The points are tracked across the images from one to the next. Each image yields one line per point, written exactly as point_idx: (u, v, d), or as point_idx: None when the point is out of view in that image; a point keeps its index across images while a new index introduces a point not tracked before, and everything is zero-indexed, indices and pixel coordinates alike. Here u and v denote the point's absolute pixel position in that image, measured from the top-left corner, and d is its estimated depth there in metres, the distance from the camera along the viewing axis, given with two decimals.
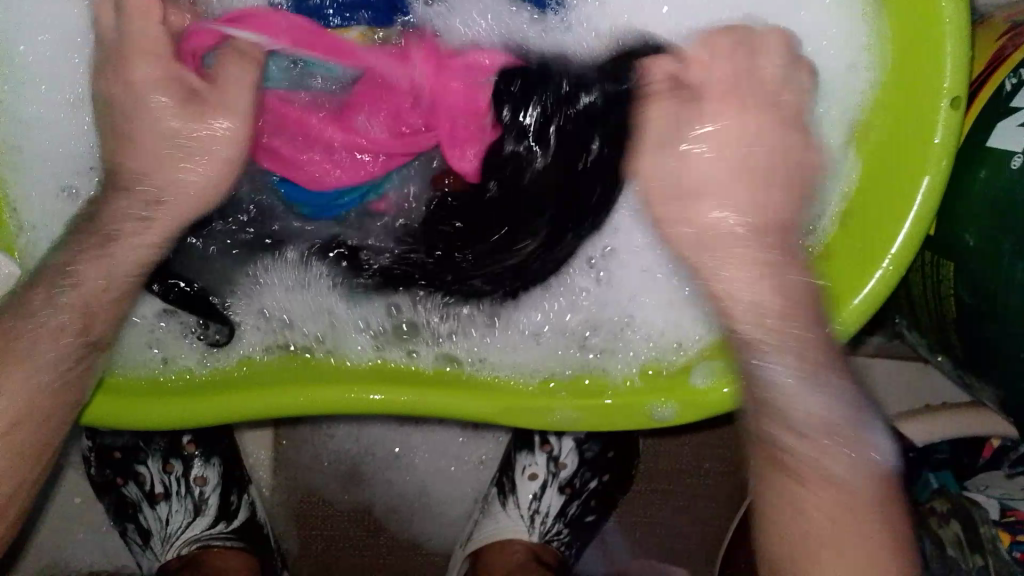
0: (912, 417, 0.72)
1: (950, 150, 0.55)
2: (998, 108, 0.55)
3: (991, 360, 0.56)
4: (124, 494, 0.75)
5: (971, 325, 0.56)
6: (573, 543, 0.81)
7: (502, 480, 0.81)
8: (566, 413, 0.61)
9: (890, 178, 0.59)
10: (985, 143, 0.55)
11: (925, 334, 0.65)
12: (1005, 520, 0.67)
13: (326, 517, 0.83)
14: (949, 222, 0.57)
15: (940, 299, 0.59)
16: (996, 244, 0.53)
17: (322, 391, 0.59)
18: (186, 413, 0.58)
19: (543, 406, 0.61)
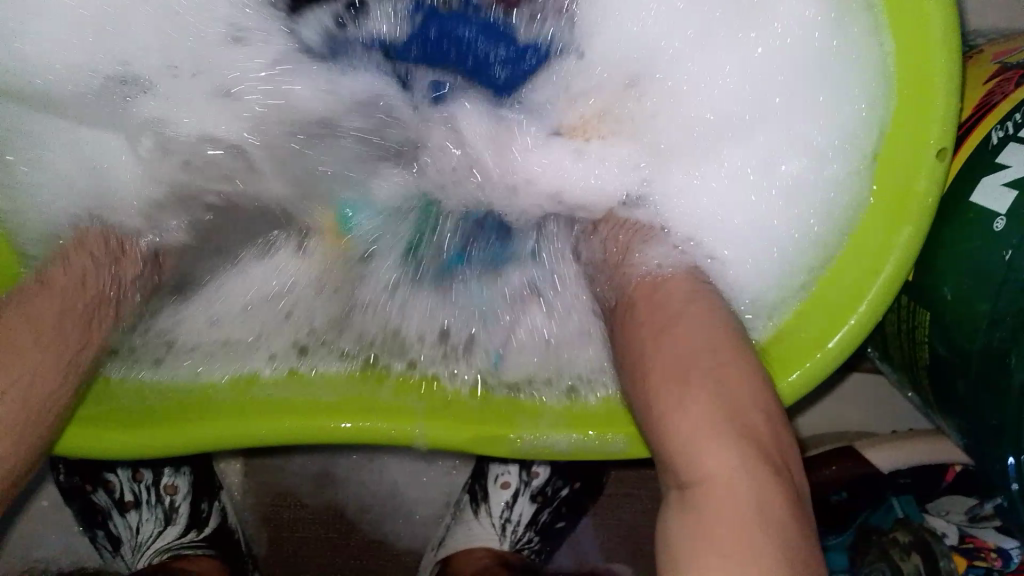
0: (880, 443, 0.73)
1: (933, 201, 0.55)
2: (982, 163, 0.55)
3: (961, 409, 0.56)
4: (93, 501, 0.75)
5: (944, 375, 0.56)
6: (543, 549, 0.82)
7: (474, 487, 0.81)
8: (558, 439, 0.60)
9: (872, 225, 0.58)
10: (966, 198, 0.55)
11: (895, 368, 0.66)
12: (963, 546, 0.69)
13: (298, 516, 0.83)
14: (927, 272, 0.57)
15: (915, 343, 0.60)
16: (972, 301, 0.53)
17: (276, 420, 0.59)
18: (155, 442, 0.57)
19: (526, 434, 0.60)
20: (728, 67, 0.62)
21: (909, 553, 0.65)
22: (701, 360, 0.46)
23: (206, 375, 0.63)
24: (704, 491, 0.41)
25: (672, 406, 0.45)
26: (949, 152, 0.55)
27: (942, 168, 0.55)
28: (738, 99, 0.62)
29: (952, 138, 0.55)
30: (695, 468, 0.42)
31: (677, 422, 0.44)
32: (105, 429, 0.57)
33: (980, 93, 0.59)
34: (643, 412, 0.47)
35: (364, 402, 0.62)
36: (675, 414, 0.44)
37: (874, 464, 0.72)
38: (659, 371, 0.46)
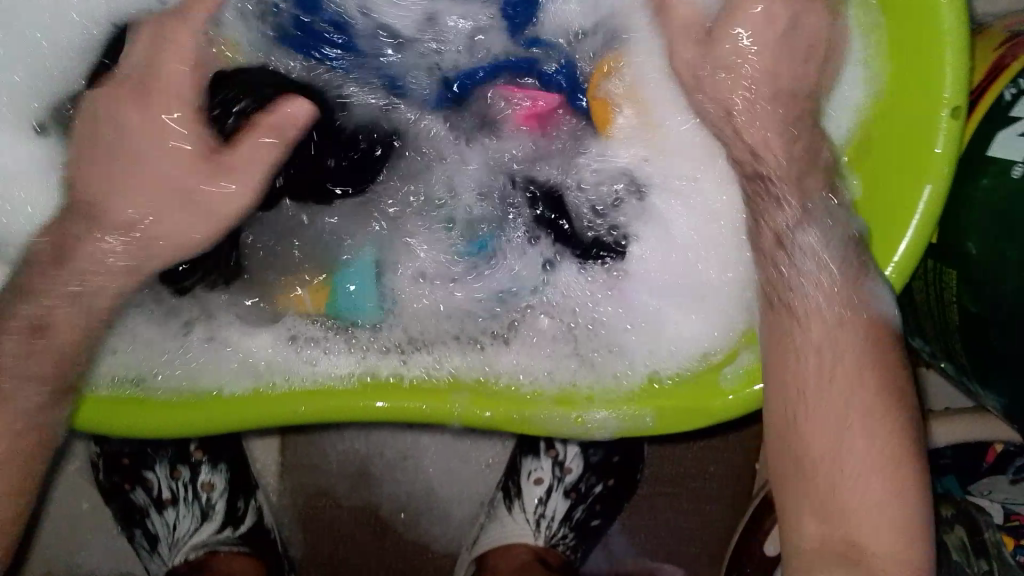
0: (919, 423, 0.71)
1: (951, 160, 0.56)
2: (997, 118, 0.56)
3: (995, 366, 0.56)
4: (133, 499, 0.76)
5: (974, 332, 0.56)
6: (579, 546, 0.81)
7: (508, 483, 0.81)
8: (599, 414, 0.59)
9: (886, 190, 0.59)
10: (984, 153, 0.56)
11: (927, 340, 0.65)
12: (1008, 525, 0.68)
13: (333, 518, 0.83)
14: (952, 230, 0.57)
15: (943, 306, 0.60)
16: (997, 251, 0.53)
17: (327, 399, 0.58)
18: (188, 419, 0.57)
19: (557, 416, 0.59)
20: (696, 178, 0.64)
21: (953, 526, 0.64)
22: (833, 402, 0.52)
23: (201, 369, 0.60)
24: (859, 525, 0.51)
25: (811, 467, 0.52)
26: (964, 110, 0.56)
27: (959, 126, 0.56)
28: (693, 132, 0.64)
29: (966, 96, 0.56)
30: (852, 514, 0.51)
31: (825, 480, 0.52)
32: (136, 405, 0.57)
33: (992, 55, 0.60)
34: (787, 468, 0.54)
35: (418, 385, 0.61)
36: (815, 486, 0.53)
37: None
38: (818, 447, 0.52)
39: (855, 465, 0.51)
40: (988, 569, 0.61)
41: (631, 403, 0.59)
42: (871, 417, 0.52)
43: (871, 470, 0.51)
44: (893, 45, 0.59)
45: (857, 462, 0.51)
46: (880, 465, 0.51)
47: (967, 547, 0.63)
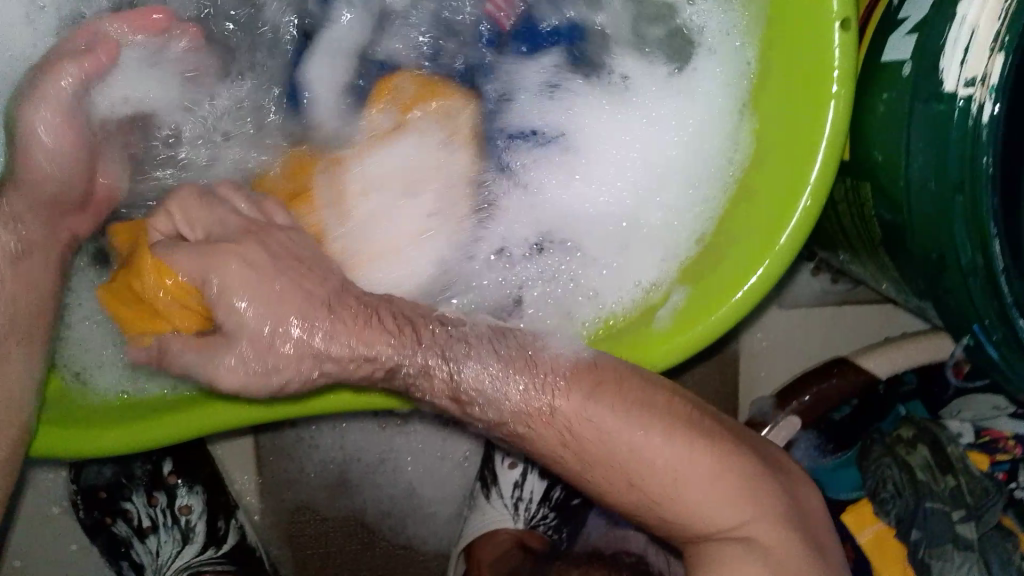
0: (874, 351, 0.71)
1: (848, 73, 0.56)
2: (888, 26, 0.56)
3: (918, 273, 0.55)
4: (115, 532, 0.76)
5: (895, 240, 0.56)
6: (562, 527, 0.80)
7: (483, 473, 0.80)
8: None
9: (772, 150, 0.60)
10: (879, 62, 0.56)
11: (865, 263, 0.65)
12: (981, 442, 0.66)
13: (320, 532, 0.84)
14: (860, 144, 0.57)
15: (866, 222, 0.60)
16: (897, 152, 0.53)
17: (256, 406, 0.54)
18: (117, 441, 0.54)
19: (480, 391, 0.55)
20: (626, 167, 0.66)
21: (916, 447, 0.63)
22: (628, 429, 0.52)
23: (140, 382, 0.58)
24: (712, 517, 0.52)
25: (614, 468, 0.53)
26: (853, 22, 0.56)
27: (851, 39, 0.56)
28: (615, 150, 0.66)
29: (854, 9, 0.56)
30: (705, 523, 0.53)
31: (632, 488, 0.53)
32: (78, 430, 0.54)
33: None
34: (600, 492, 0.54)
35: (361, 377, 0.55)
36: (639, 500, 0.53)
37: (871, 371, 0.69)
38: (656, 473, 0.52)
39: (622, 462, 0.52)
40: (954, 484, 0.60)
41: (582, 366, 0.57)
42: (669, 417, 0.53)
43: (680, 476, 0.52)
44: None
45: (624, 463, 0.52)
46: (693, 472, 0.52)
47: (932, 464, 0.62)
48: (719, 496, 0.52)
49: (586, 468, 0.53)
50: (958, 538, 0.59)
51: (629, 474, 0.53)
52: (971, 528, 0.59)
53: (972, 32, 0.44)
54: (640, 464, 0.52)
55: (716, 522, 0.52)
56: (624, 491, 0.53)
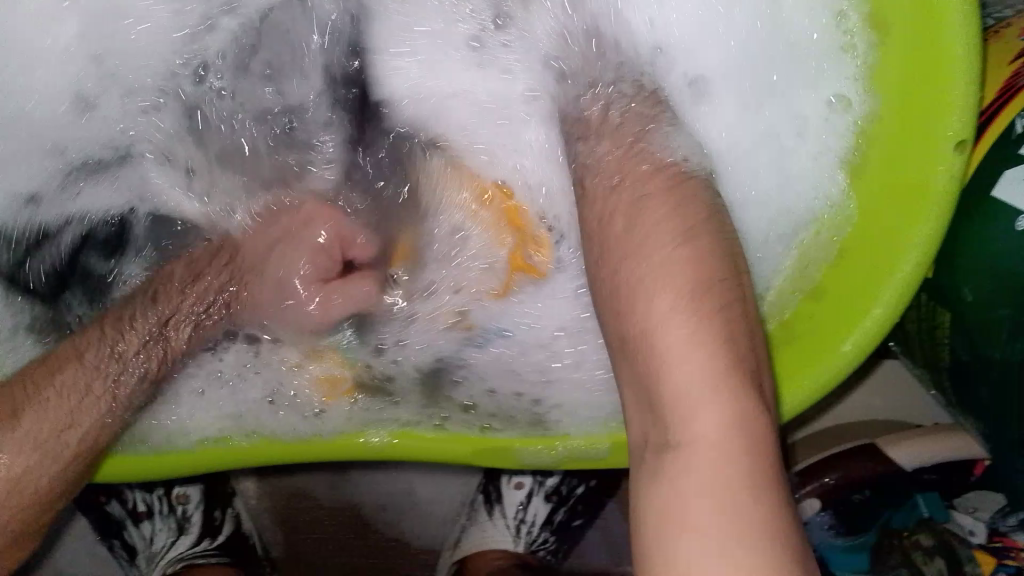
0: (904, 439, 0.69)
1: (953, 196, 0.51)
2: (1006, 153, 0.51)
3: (988, 416, 0.53)
4: (108, 512, 0.75)
5: (966, 380, 0.54)
6: (558, 548, 0.81)
7: (487, 488, 0.80)
8: (540, 452, 0.60)
9: (889, 197, 0.55)
10: (989, 191, 0.51)
11: (919, 366, 0.62)
12: (991, 546, 0.66)
13: (313, 519, 0.83)
14: (946, 270, 0.54)
15: (935, 345, 0.57)
16: (995, 304, 0.50)
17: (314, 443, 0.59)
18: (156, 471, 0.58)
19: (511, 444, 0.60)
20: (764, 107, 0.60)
21: (929, 557, 0.63)
22: (654, 259, 0.47)
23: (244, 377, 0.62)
24: (694, 447, 0.41)
25: (644, 321, 0.46)
26: (969, 143, 0.51)
27: (961, 161, 0.51)
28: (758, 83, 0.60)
29: (972, 128, 0.51)
30: (680, 428, 0.42)
31: (632, 313, 0.47)
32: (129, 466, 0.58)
33: (1009, 70, 0.55)
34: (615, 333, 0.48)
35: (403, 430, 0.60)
36: (647, 367, 0.45)
37: (896, 462, 0.68)
38: (652, 319, 0.45)
39: (646, 300, 0.46)
40: None
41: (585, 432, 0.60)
42: (703, 300, 0.45)
43: (681, 328, 0.44)
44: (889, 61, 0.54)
45: (647, 282, 0.47)
46: (692, 332, 0.44)
47: None
48: (717, 403, 0.42)
49: (620, 312, 0.48)
50: None
51: (645, 291, 0.46)
52: None
53: None
54: (664, 310, 0.45)
55: (686, 417, 0.42)
56: (625, 311, 0.47)
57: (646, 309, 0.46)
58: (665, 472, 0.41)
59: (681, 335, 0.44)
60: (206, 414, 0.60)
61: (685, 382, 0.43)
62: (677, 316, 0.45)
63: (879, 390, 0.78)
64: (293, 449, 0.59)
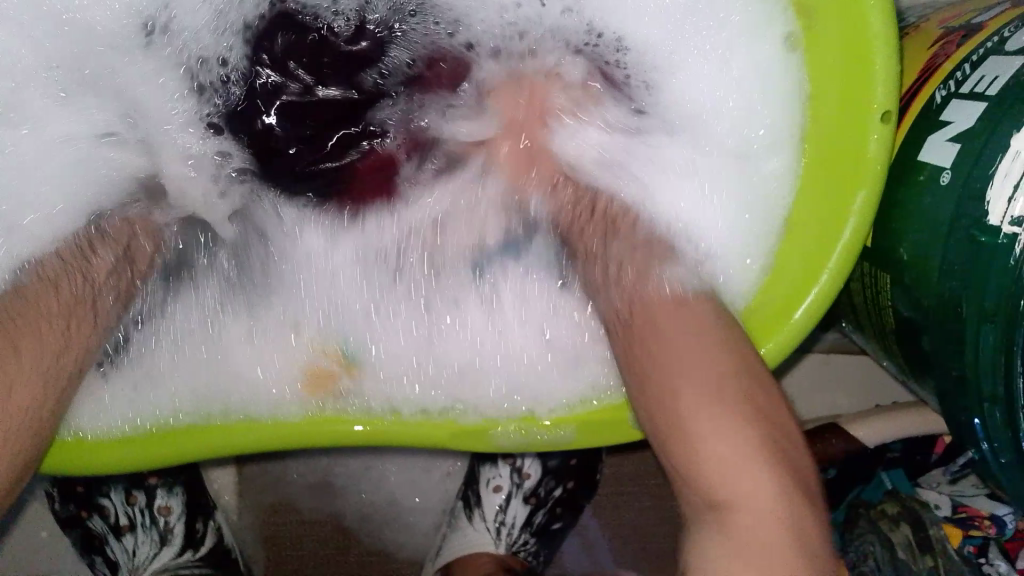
0: (866, 417, 0.72)
1: (884, 162, 0.55)
2: (928, 122, 0.56)
3: (930, 371, 0.56)
4: (91, 527, 0.76)
5: (909, 336, 0.56)
6: (539, 552, 0.82)
7: (467, 493, 0.81)
8: (507, 436, 0.62)
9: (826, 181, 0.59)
10: (916, 156, 0.56)
11: (868, 338, 0.66)
12: (957, 517, 0.69)
13: (295, 536, 0.83)
14: (885, 235, 0.58)
15: (880, 309, 0.60)
16: (925, 257, 0.53)
17: (285, 425, 0.60)
18: (83, 459, 0.59)
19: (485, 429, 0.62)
20: (721, 39, 0.63)
21: (899, 523, 0.64)
22: (706, 366, 0.51)
23: (192, 381, 0.62)
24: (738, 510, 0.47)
25: (683, 421, 0.50)
26: (896, 113, 0.55)
27: (891, 130, 0.55)
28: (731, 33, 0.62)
29: (897, 98, 0.55)
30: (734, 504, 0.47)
31: (688, 448, 0.49)
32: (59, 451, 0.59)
33: (926, 53, 0.60)
34: (672, 467, 0.50)
35: (377, 408, 0.62)
36: (688, 459, 0.49)
37: (861, 439, 0.71)
38: (686, 417, 0.50)
39: (689, 393, 0.50)
40: (932, 565, 0.62)
41: (557, 417, 0.62)
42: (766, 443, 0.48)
43: (702, 405, 0.50)
44: (818, 62, 0.59)
45: (688, 387, 0.50)
46: (728, 403, 0.49)
47: (911, 543, 0.64)
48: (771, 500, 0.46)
49: (686, 447, 0.49)
50: None
51: (713, 450, 0.48)
52: None
53: None
54: (705, 388, 0.50)
55: (731, 484, 0.47)
56: (674, 442, 0.50)
57: (709, 452, 0.48)
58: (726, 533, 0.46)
59: (696, 405, 0.50)
60: (183, 395, 0.61)
61: (721, 470, 0.48)
62: (727, 439, 0.48)
63: (841, 384, 0.82)
64: (251, 437, 0.59)
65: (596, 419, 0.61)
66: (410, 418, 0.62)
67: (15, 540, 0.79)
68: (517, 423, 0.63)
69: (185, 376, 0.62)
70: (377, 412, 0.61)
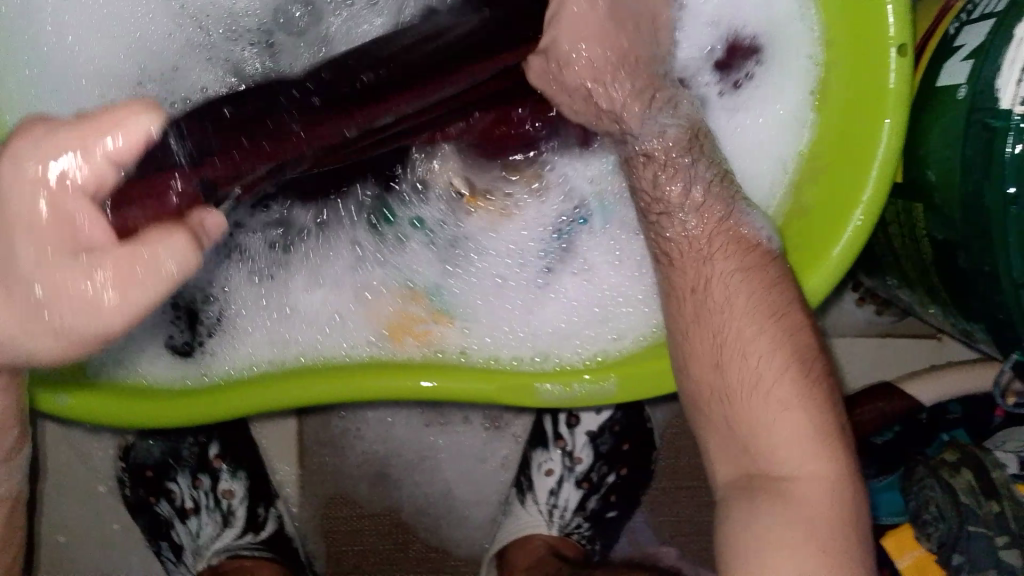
0: (917, 377, 0.72)
1: (905, 92, 0.57)
2: (945, 52, 0.58)
3: (971, 291, 0.56)
4: (158, 512, 0.78)
5: (947, 259, 0.57)
6: (594, 538, 0.81)
7: (521, 479, 0.82)
8: (551, 388, 0.61)
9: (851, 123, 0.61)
10: (935, 85, 0.57)
11: (913, 285, 0.66)
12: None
13: (353, 529, 0.84)
14: (913, 167, 0.58)
15: (918, 243, 0.60)
16: (950, 171, 0.54)
17: (353, 380, 0.61)
18: (140, 414, 0.59)
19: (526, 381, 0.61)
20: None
21: (960, 470, 0.63)
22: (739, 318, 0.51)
23: (276, 335, 0.65)
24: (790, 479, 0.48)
25: (715, 350, 0.51)
26: (911, 46, 0.57)
27: (908, 62, 0.58)
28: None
29: (911, 33, 0.58)
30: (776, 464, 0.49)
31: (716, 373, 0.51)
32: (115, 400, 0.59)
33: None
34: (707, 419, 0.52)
35: (428, 364, 0.62)
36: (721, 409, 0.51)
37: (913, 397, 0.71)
38: (736, 376, 0.51)
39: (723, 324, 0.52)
40: (998, 510, 0.60)
41: (601, 367, 0.62)
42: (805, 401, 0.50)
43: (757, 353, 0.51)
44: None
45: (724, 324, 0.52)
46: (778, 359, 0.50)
47: (975, 488, 0.62)
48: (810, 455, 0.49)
49: (722, 404, 0.51)
50: (1000, 563, 0.58)
51: (748, 387, 0.50)
52: (1016, 554, 0.58)
53: None
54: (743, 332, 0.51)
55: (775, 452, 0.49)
56: (704, 371, 0.52)
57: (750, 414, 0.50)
58: (775, 496, 0.48)
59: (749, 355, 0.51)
60: (263, 348, 0.64)
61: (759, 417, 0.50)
62: (765, 385, 0.50)
63: (901, 363, 0.81)
64: (302, 391, 0.60)
65: (639, 366, 0.61)
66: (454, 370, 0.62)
67: (87, 530, 0.81)
68: (564, 376, 0.62)
69: (263, 340, 0.65)
70: (425, 362, 0.62)
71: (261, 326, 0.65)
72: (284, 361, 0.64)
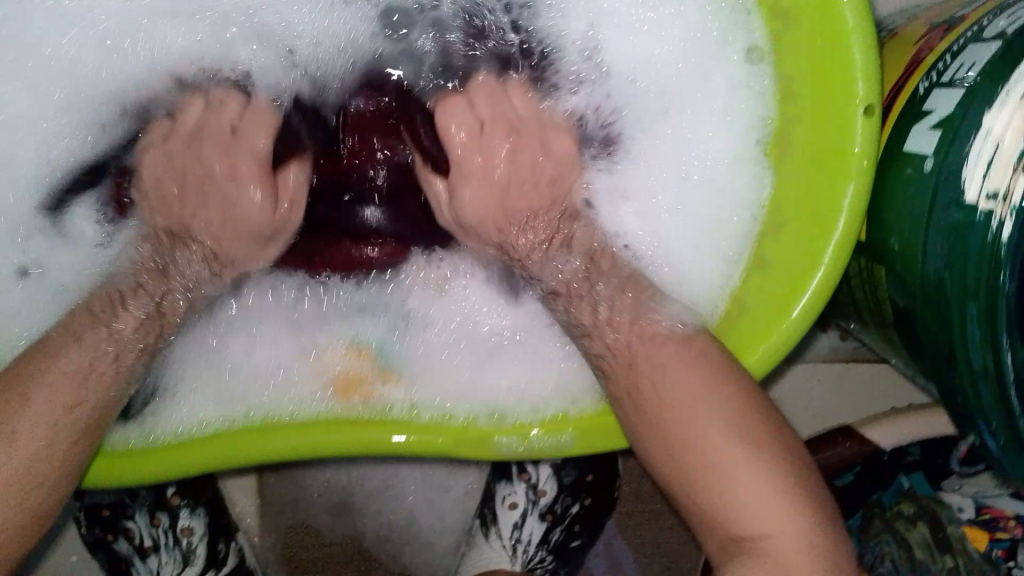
0: (879, 420, 0.71)
1: (870, 155, 0.55)
2: (913, 113, 0.56)
3: (928, 359, 0.55)
4: (116, 549, 0.78)
5: (907, 324, 0.56)
6: (557, 568, 0.82)
7: (484, 511, 0.82)
8: (506, 443, 0.60)
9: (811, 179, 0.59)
10: (903, 147, 0.56)
11: (873, 333, 0.65)
12: (981, 519, 0.67)
13: (314, 558, 0.84)
14: (877, 229, 0.57)
15: (878, 301, 0.60)
16: (914, 243, 0.52)
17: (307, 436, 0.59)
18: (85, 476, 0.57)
19: (480, 434, 0.61)
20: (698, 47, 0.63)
21: (915, 523, 0.64)
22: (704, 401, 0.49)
23: (225, 389, 0.63)
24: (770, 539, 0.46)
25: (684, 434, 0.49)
26: (878, 107, 0.55)
27: (874, 123, 0.55)
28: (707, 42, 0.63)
29: (878, 93, 0.55)
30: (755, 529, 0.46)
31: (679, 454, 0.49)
32: None
33: (910, 49, 0.60)
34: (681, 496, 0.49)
35: (383, 417, 0.61)
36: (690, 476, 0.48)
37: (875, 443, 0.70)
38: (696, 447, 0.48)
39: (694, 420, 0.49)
40: (952, 565, 0.61)
41: (558, 423, 0.61)
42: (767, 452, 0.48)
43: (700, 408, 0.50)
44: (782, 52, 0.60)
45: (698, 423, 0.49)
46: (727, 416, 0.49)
47: (929, 543, 0.64)
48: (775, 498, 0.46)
49: (691, 478, 0.48)
50: None
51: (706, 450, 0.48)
52: None
53: (996, 146, 0.45)
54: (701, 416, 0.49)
55: (752, 514, 0.46)
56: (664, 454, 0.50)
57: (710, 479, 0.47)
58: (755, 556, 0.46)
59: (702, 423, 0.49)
60: (210, 402, 0.62)
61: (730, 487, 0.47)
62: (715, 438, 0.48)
63: (864, 391, 0.81)
64: (257, 450, 0.59)
65: (597, 422, 0.60)
66: (410, 427, 0.60)
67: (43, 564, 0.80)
68: (518, 431, 0.61)
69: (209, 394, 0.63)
70: (381, 416, 0.61)
71: (205, 381, 0.63)
72: (228, 418, 0.61)
